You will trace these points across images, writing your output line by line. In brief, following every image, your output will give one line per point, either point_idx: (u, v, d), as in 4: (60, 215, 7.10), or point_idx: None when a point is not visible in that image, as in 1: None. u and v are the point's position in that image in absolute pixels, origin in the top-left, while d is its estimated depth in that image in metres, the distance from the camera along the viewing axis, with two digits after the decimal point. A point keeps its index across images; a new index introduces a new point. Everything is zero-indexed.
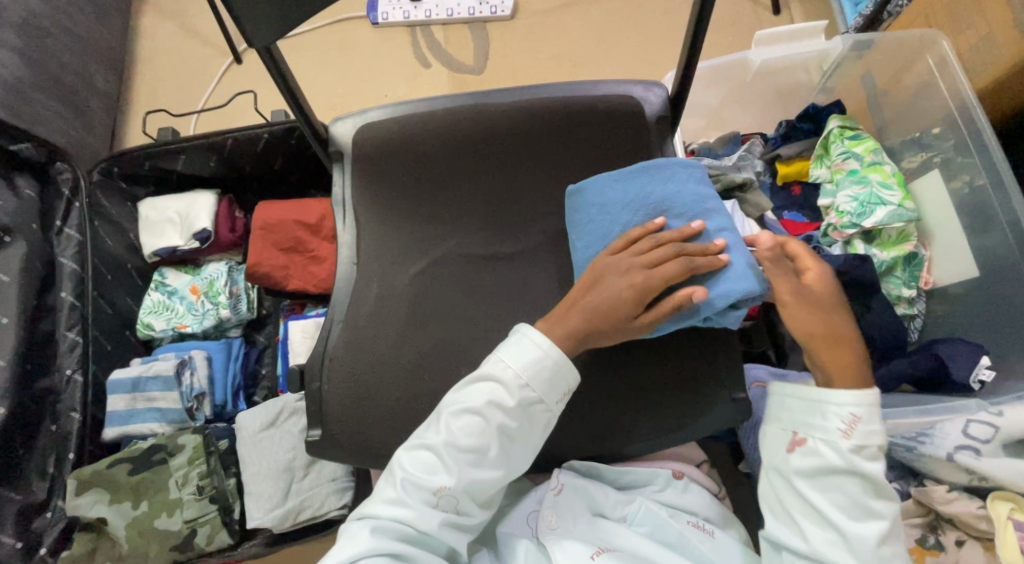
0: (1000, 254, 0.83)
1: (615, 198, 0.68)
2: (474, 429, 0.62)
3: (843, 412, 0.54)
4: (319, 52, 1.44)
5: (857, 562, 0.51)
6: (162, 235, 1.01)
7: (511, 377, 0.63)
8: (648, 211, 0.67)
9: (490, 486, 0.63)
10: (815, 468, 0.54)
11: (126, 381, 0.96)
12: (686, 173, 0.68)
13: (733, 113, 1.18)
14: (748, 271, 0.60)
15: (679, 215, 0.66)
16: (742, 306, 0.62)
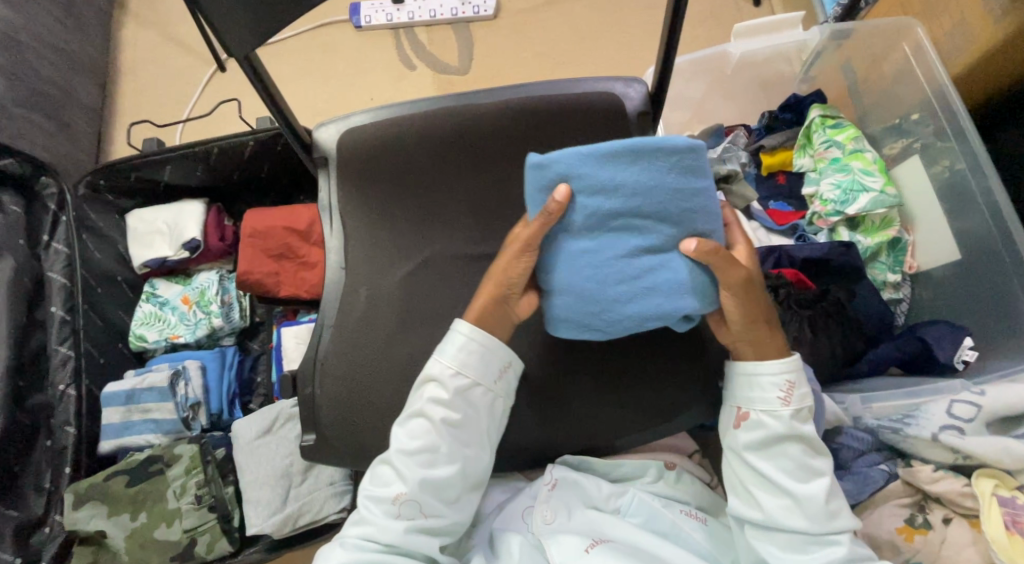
0: (982, 236, 0.85)
1: (588, 182, 0.53)
2: (421, 428, 0.58)
3: (775, 378, 0.57)
4: (301, 57, 1.42)
5: (809, 519, 0.55)
6: (151, 246, 1.06)
7: (442, 371, 0.59)
8: (623, 202, 0.53)
9: (453, 483, 0.58)
10: (761, 439, 0.57)
11: (120, 393, 0.95)
12: (680, 157, 0.53)
13: (726, 105, 1.13)
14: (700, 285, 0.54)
15: (657, 211, 0.53)
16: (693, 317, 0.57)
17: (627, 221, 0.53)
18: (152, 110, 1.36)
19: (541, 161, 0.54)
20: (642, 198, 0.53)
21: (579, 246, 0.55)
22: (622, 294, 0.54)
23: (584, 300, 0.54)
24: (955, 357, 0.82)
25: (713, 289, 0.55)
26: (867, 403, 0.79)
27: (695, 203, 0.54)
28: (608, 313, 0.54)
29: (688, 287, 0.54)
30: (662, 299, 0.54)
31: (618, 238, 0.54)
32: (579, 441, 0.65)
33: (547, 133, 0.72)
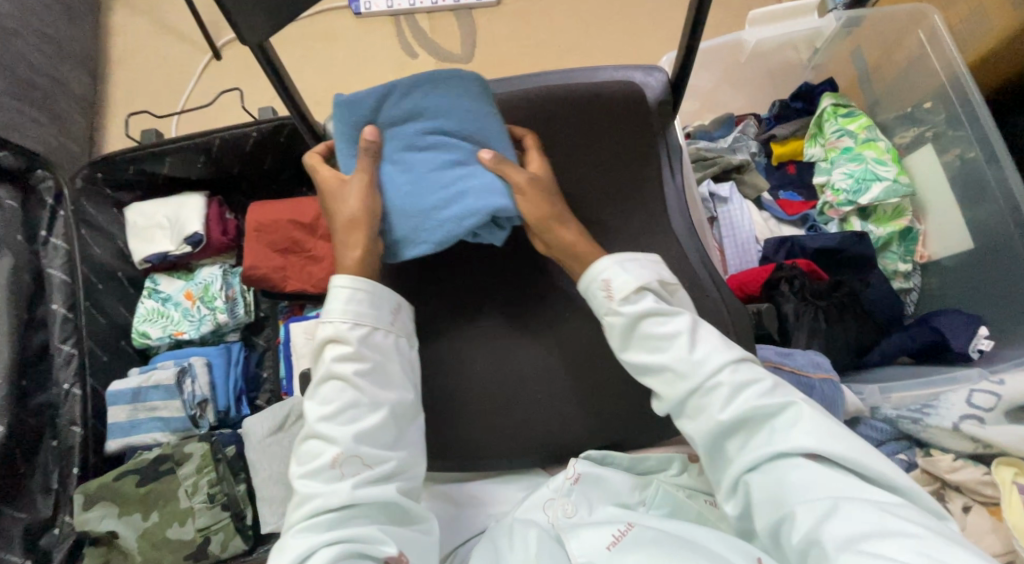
0: (995, 224, 0.86)
1: (389, 113, 0.58)
2: (335, 389, 0.53)
3: (607, 271, 0.57)
4: (299, 45, 1.39)
5: (688, 382, 0.53)
6: (152, 240, 1.04)
7: (336, 326, 0.55)
8: (420, 125, 0.58)
9: (385, 426, 0.53)
10: (624, 334, 0.56)
11: (125, 392, 0.93)
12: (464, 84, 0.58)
13: (735, 93, 1.12)
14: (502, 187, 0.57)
15: (450, 129, 0.58)
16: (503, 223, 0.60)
17: (434, 141, 0.58)
18: (146, 100, 1.32)
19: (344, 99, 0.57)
20: (440, 117, 0.58)
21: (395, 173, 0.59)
22: (437, 202, 0.57)
23: (404, 215, 0.58)
24: (971, 345, 0.83)
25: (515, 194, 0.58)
26: (886, 394, 0.80)
27: (489, 124, 0.59)
28: (427, 223, 0.57)
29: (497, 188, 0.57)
30: (475, 200, 0.56)
31: (428, 155, 0.58)
32: (602, 435, 0.64)
33: (567, 121, 0.68)
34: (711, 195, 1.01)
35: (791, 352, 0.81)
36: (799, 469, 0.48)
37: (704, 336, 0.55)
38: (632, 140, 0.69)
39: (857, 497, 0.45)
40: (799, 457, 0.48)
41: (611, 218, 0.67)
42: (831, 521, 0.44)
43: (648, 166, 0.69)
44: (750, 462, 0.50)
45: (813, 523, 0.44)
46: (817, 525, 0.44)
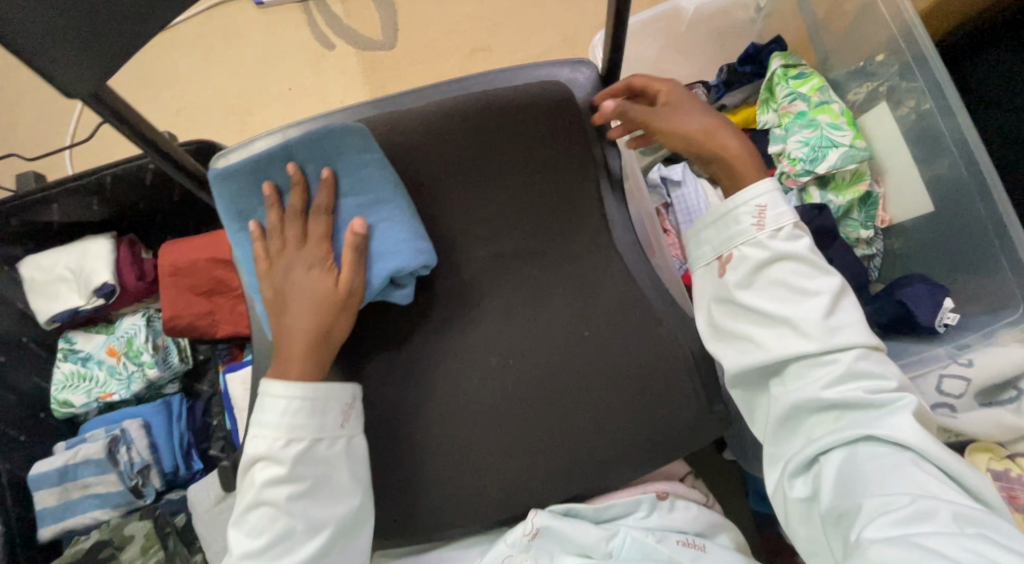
0: (951, 184, 0.81)
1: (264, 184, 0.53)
2: (265, 518, 0.49)
3: (752, 207, 0.56)
4: (199, 49, 1.24)
5: (811, 343, 0.50)
6: (57, 297, 0.93)
7: (270, 445, 0.50)
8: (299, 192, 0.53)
9: (323, 555, 0.50)
10: (748, 273, 0.55)
11: (52, 471, 0.85)
12: (342, 136, 0.52)
13: (679, 61, 1.03)
14: (397, 244, 0.53)
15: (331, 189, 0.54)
16: (405, 283, 0.54)
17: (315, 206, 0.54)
18: (31, 130, 1.17)
19: (214, 176, 0.53)
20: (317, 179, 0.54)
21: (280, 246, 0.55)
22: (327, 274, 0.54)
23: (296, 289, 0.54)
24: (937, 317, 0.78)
25: (410, 246, 0.53)
26: None
27: (370, 178, 0.53)
28: None
29: (393, 248, 0.53)
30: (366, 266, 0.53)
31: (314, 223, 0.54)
32: (565, 489, 0.57)
33: (487, 141, 0.59)
34: (663, 181, 0.93)
35: None
36: (880, 458, 0.46)
37: (847, 307, 0.52)
38: (564, 152, 0.60)
39: (930, 494, 0.42)
40: (893, 444, 0.46)
41: (549, 247, 0.60)
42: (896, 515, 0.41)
43: (585, 180, 0.61)
44: (838, 437, 0.48)
45: (880, 511, 0.43)
46: (881, 515, 0.42)
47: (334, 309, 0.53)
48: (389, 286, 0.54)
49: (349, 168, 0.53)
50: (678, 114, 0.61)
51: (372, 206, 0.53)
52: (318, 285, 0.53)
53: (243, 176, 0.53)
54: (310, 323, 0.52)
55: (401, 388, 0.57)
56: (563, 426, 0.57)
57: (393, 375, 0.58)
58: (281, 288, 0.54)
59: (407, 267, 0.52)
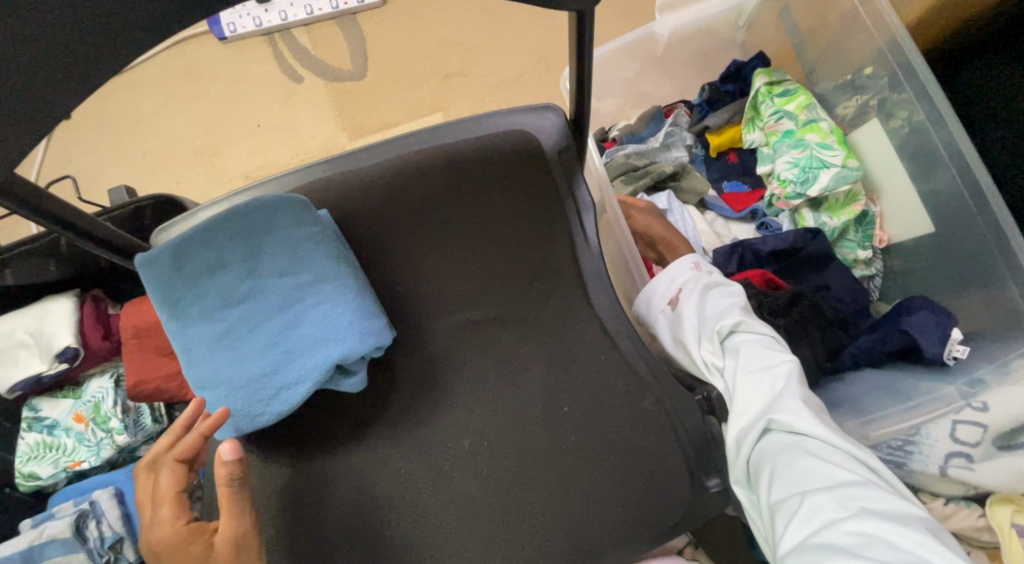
0: (951, 202, 0.76)
1: (196, 266, 0.49)
2: None
3: (686, 268, 0.63)
4: (163, 88, 1.06)
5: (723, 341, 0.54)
6: (18, 363, 0.87)
7: None
8: (235, 272, 0.49)
9: None
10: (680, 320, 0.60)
11: (14, 555, 0.79)
12: (280, 207, 0.50)
13: (661, 79, 0.97)
14: (344, 326, 0.48)
15: (270, 267, 0.49)
16: (354, 369, 0.49)
17: (252, 288, 0.49)
18: None
19: (142, 259, 0.49)
20: (254, 257, 0.49)
21: (210, 336, 0.49)
22: (265, 365, 0.48)
23: (231, 386, 0.48)
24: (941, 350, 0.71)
25: (357, 328, 0.48)
26: (866, 430, 0.68)
27: (311, 253, 0.49)
28: (258, 390, 0.48)
29: (338, 331, 0.47)
30: (308, 353, 0.47)
31: (249, 307, 0.49)
32: None
33: (446, 200, 0.56)
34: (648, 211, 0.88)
35: None
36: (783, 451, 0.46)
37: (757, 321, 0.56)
38: (529, 205, 0.57)
39: (822, 485, 0.43)
40: (792, 437, 0.47)
41: (520, 309, 0.55)
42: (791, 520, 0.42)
43: (555, 236, 0.57)
44: (743, 443, 0.49)
45: (780, 515, 0.43)
46: (780, 520, 0.43)
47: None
48: (337, 373, 0.48)
49: (286, 240, 0.49)
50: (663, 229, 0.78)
51: (313, 285, 0.49)
52: (186, 559, 0.46)
53: (171, 259, 0.49)
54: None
55: (362, 484, 0.52)
56: (543, 510, 0.51)
57: (350, 461, 0.52)
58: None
59: (353, 352, 0.47)
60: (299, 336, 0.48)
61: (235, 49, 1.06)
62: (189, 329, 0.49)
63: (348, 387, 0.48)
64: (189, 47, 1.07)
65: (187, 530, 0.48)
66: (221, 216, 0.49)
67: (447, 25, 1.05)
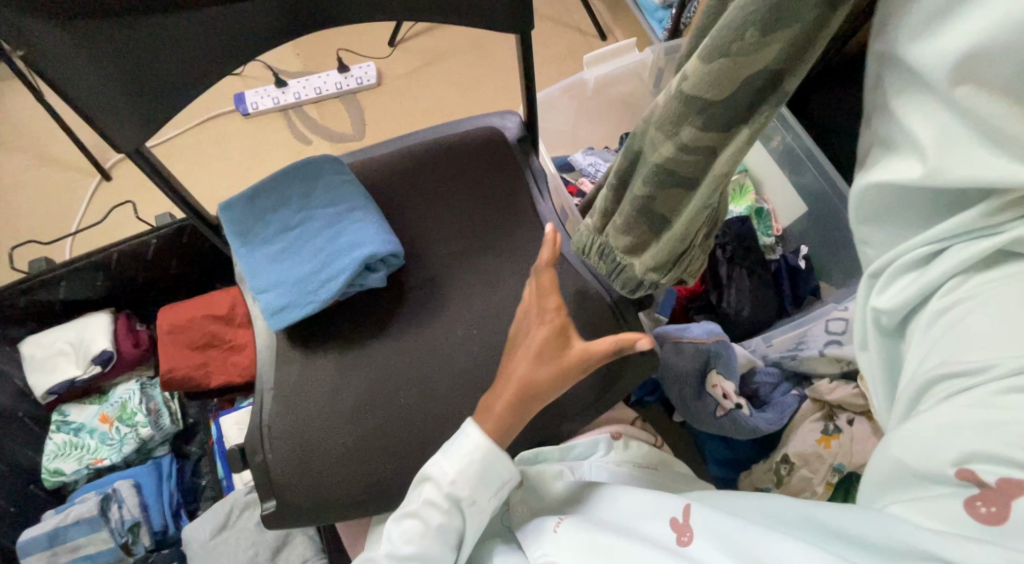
0: (815, 190, 0.97)
1: (264, 207, 0.69)
2: (415, 531, 0.53)
3: None
4: (191, 152, 1.26)
5: None
6: (55, 369, 0.97)
7: (445, 478, 0.53)
8: (293, 209, 0.69)
9: None
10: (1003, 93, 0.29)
11: (42, 536, 0.88)
12: (323, 164, 0.70)
13: (598, 127, 1.19)
14: (371, 235, 0.66)
15: (318, 203, 0.69)
16: (378, 268, 0.67)
17: (303, 218, 0.68)
18: None
19: (223, 204, 0.69)
20: (306, 198, 0.69)
21: (271, 253, 0.67)
22: (312, 268, 0.66)
23: (287, 285, 0.65)
24: (796, 258, 0.97)
25: (383, 235, 0.67)
26: (769, 340, 0.87)
27: (345, 191, 0.69)
28: (308, 285, 0.65)
29: (367, 238, 0.66)
30: (345, 256, 0.65)
31: (302, 231, 0.68)
32: (535, 435, 0.67)
33: (441, 169, 0.77)
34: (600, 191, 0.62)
35: (687, 325, 0.85)
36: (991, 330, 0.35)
37: None
38: (501, 171, 0.78)
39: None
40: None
41: (496, 240, 0.75)
42: (979, 393, 0.34)
43: (521, 192, 0.78)
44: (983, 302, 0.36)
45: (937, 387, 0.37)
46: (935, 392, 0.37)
47: (552, 373, 0.57)
48: (365, 272, 0.67)
49: (329, 184, 0.69)
50: None
51: (348, 212, 0.68)
52: (558, 345, 0.58)
53: (246, 201, 0.68)
54: (527, 380, 0.57)
55: (386, 366, 0.68)
56: None
57: (372, 353, 0.68)
58: (523, 334, 0.60)
59: (379, 252, 0.65)
60: (340, 243, 0.66)
61: (255, 121, 1.29)
62: (255, 250, 0.67)
63: (373, 281, 0.67)
64: (215, 122, 1.29)
65: (559, 322, 0.59)
66: (282, 171, 0.70)
67: (430, 98, 1.32)
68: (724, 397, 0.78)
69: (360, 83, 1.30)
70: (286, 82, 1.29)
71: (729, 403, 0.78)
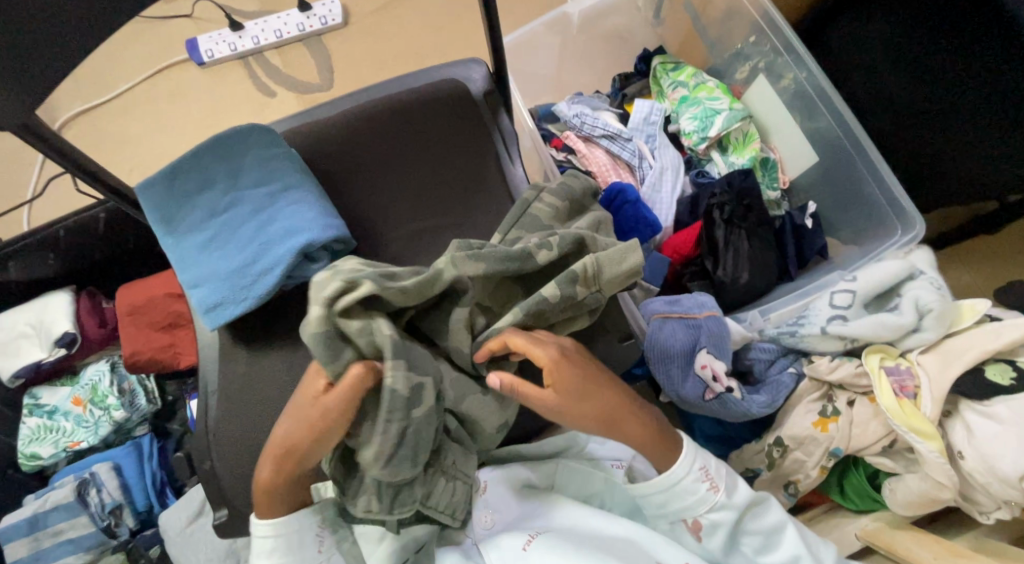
0: (828, 137, 0.85)
1: (187, 188, 0.61)
2: None
3: (695, 470, 0.54)
4: (146, 107, 1.16)
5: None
6: (19, 353, 0.93)
7: None
8: (221, 190, 0.61)
9: None
10: (726, 535, 0.55)
11: (22, 522, 0.86)
12: (253, 134, 0.62)
13: (586, 67, 1.06)
14: (310, 222, 0.59)
15: (250, 183, 0.61)
16: (319, 257, 0.61)
17: (233, 201, 0.61)
18: None
19: (140, 185, 0.60)
20: (235, 177, 0.62)
21: (200, 242, 0.60)
22: (246, 260, 0.59)
23: (217, 280, 0.59)
24: (802, 215, 0.88)
25: (322, 218, 0.60)
26: (766, 315, 0.81)
27: (279, 167, 0.62)
28: (241, 279, 0.59)
29: (303, 224, 0.59)
30: (281, 245, 0.59)
31: (231, 217, 0.61)
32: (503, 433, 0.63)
33: (395, 133, 0.68)
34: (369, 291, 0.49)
35: (678, 298, 0.78)
36: None
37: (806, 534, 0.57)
38: (462, 133, 0.70)
39: None
40: None
41: (455, 217, 0.68)
42: None
43: (483, 154, 0.70)
44: None
45: None
46: None
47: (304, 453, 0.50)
48: (304, 261, 0.60)
49: (259, 160, 0.62)
50: (574, 403, 0.50)
51: (282, 191, 0.61)
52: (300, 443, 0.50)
53: (165, 181, 0.60)
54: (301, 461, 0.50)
55: None
56: None
57: None
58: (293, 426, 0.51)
59: (318, 239, 0.59)
60: (275, 230, 0.60)
61: (212, 71, 1.18)
62: (182, 241, 0.60)
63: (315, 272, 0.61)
64: (168, 73, 1.18)
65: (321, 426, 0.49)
66: (207, 143, 0.61)
67: (402, 37, 1.19)
68: (713, 379, 0.72)
69: (324, 23, 1.18)
70: (243, 25, 1.17)
71: (718, 386, 0.73)
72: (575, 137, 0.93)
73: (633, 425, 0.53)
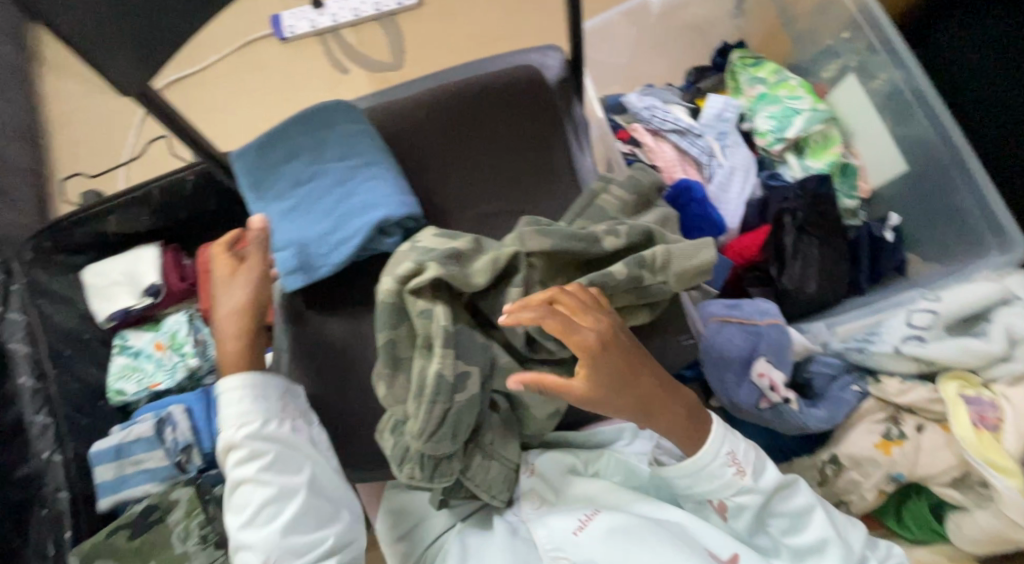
0: (924, 145, 0.80)
1: (274, 159, 0.65)
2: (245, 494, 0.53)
3: (720, 452, 0.54)
4: (230, 78, 1.21)
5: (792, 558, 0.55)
6: (114, 298, 1.00)
7: (238, 431, 0.55)
8: (305, 161, 0.65)
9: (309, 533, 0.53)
10: (751, 518, 0.55)
11: (109, 448, 0.91)
12: (336, 113, 0.66)
13: (661, 60, 1.04)
14: (386, 197, 0.61)
15: (331, 156, 0.64)
16: (392, 231, 0.63)
17: (315, 171, 0.64)
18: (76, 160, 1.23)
19: (233, 154, 0.65)
20: (318, 150, 0.65)
21: (283, 208, 0.63)
22: (324, 228, 0.62)
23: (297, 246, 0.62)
24: (882, 228, 0.85)
25: (399, 196, 0.62)
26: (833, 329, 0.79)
27: (360, 143, 0.64)
28: (319, 247, 0.61)
29: (379, 199, 0.61)
30: (358, 217, 0.61)
31: (311, 188, 0.64)
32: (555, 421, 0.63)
33: (469, 118, 0.69)
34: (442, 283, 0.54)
35: (739, 302, 0.76)
36: None
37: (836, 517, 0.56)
38: (535, 120, 0.70)
39: None
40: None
41: (526, 202, 0.68)
42: None
43: (552, 141, 0.70)
44: None
45: None
46: None
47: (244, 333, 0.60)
48: (379, 235, 0.62)
49: (342, 136, 0.65)
50: (623, 373, 0.49)
51: (363, 166, 0.63)
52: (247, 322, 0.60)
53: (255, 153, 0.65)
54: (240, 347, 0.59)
55: None
56: None
57: None
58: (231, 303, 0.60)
59: (394, 215, 0.60)
60: (354, 202, 0.62)
61: (291, 47, 1.22)
62: (267, 207, 0.64)
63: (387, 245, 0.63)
64: (251, 47, 1.23)
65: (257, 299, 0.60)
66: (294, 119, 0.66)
67: (475, 21, 1.19)
68: (770, 389, 0.70)
69: (400, 4, 1.20)
70: (323, 4, 1.22)
71: (776, 396, 0.71)
72: (644, 130, 0.92)
73: (668, 411, 0.53)
